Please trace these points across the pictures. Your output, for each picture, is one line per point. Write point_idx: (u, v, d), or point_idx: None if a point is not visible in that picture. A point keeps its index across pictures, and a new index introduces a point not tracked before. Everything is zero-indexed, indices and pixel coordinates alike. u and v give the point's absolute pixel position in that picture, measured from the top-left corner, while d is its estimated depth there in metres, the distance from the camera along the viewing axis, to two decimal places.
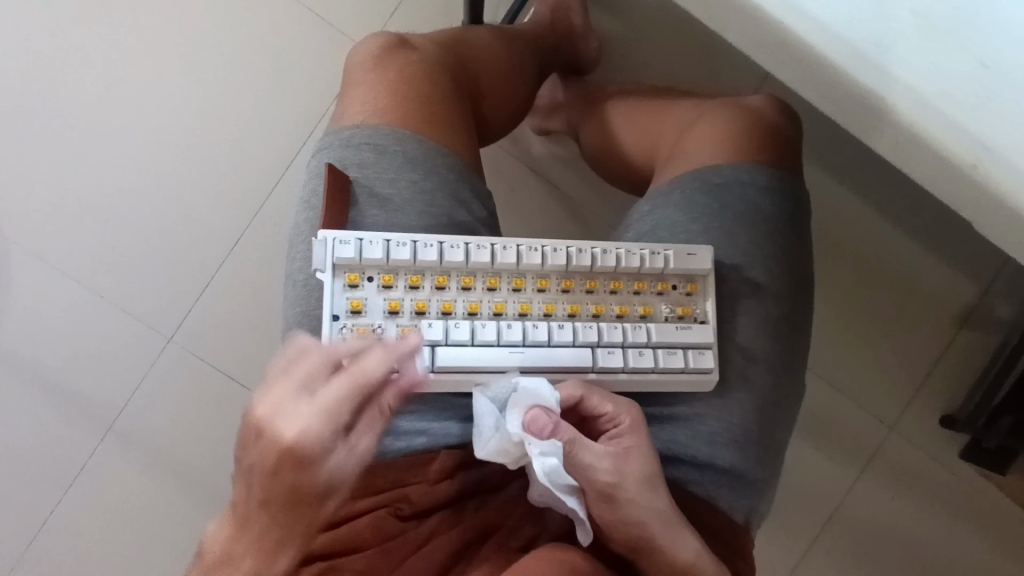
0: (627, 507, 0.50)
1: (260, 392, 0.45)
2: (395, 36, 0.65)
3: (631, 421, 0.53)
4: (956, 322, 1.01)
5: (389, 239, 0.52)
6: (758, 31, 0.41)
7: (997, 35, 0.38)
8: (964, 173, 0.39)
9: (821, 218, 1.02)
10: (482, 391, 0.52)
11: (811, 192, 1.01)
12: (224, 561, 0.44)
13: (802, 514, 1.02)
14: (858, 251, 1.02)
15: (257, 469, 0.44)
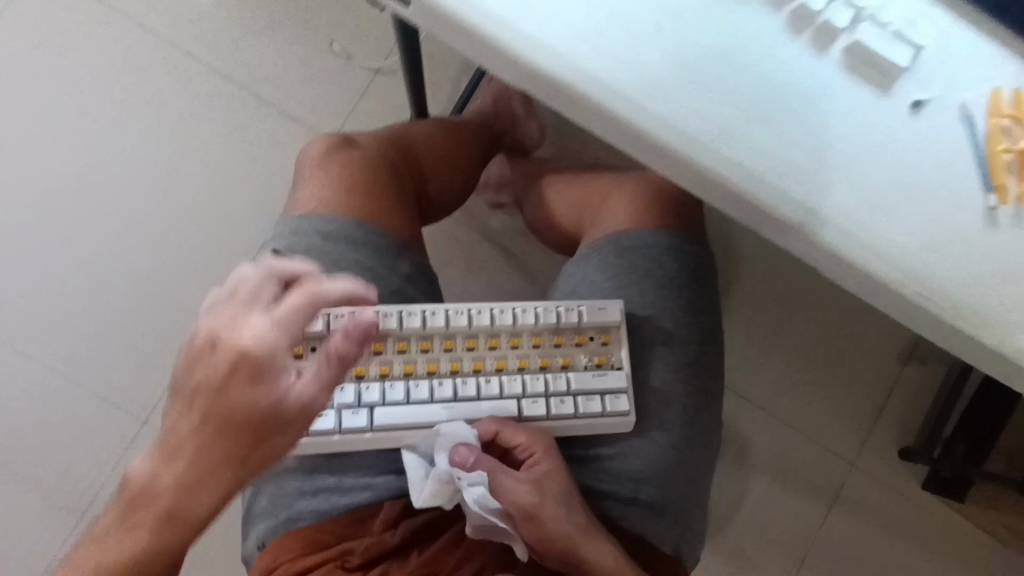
0: (549, 524, 0.59)
1: (210, 312, 0.41)
2: (340, 135, 0.75)
3: (544, 449, 0.61)
4: (901, 360, 1.17)
5: (329, 312, 0.59)
6: (614, 126, 0.46)
7: (808, 120, 0.46)
8: (797, 232, 0.46)
9: (769, 282, 1.16)
10: (409, 452, 0.60)
11: (758, 260, 1.15)
12: (148, 495, 0.40)
13: (782, 550, 1.15)
14: (806, 309, 1.16)
15: (202, 389, 0.40)
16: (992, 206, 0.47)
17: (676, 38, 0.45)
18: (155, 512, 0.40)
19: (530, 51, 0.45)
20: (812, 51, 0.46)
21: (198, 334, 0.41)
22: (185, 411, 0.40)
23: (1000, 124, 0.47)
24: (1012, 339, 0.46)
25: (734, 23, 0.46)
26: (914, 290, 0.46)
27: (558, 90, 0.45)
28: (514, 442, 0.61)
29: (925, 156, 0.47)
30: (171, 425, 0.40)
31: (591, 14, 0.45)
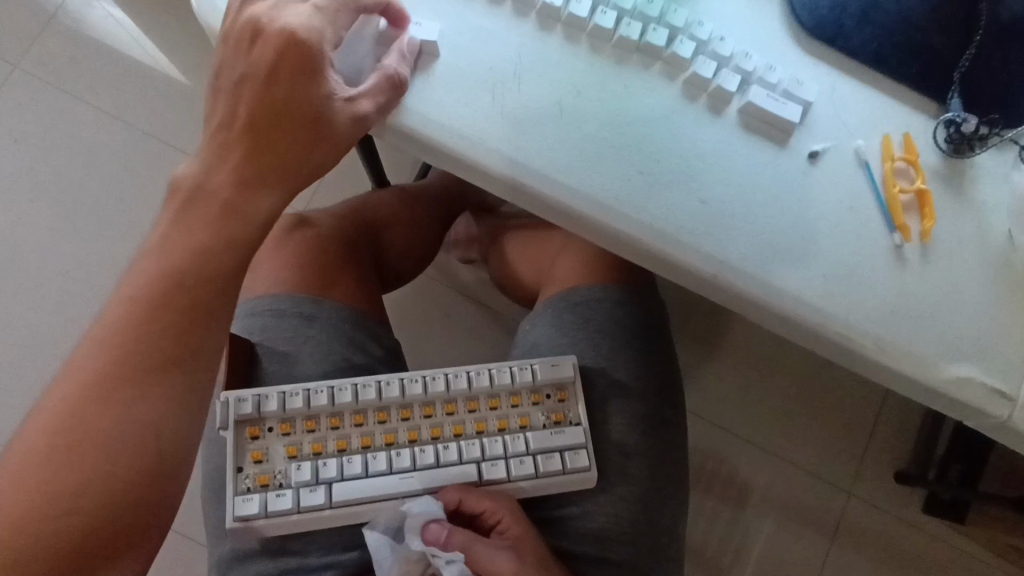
0: None
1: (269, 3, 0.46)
2: (296, 216, 0.78)
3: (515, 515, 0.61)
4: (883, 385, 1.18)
5: (283, 390, 0.60)
6: (531, 198, 0.49)
7: (710, 180, 0.49)
8: (712, 284, 0.48)
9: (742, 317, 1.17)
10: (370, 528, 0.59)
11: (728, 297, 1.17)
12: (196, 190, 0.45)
13: None
14: (782, 341, 1.17)
15: (246, 85, 0.46)
16: (899, 243, 0.49)
17: (578, 112, 0.49)
18: (211, 198, 0.45)
19: (443, 136, 0.48)
20: (708, 115, 0.50)
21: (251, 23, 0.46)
22: (234, 103, 0.46)
23: (895, 167, 0.50)
24: (935, 370, 0.48)
25: (631, 94, 0.50)
26: (834, 328, 0.48)
27: (473, 169, 0.48)
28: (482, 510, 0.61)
29: (828, 201, 0.49)
30: (226, 118, 0.46)
31: (497, 98, 0.49)
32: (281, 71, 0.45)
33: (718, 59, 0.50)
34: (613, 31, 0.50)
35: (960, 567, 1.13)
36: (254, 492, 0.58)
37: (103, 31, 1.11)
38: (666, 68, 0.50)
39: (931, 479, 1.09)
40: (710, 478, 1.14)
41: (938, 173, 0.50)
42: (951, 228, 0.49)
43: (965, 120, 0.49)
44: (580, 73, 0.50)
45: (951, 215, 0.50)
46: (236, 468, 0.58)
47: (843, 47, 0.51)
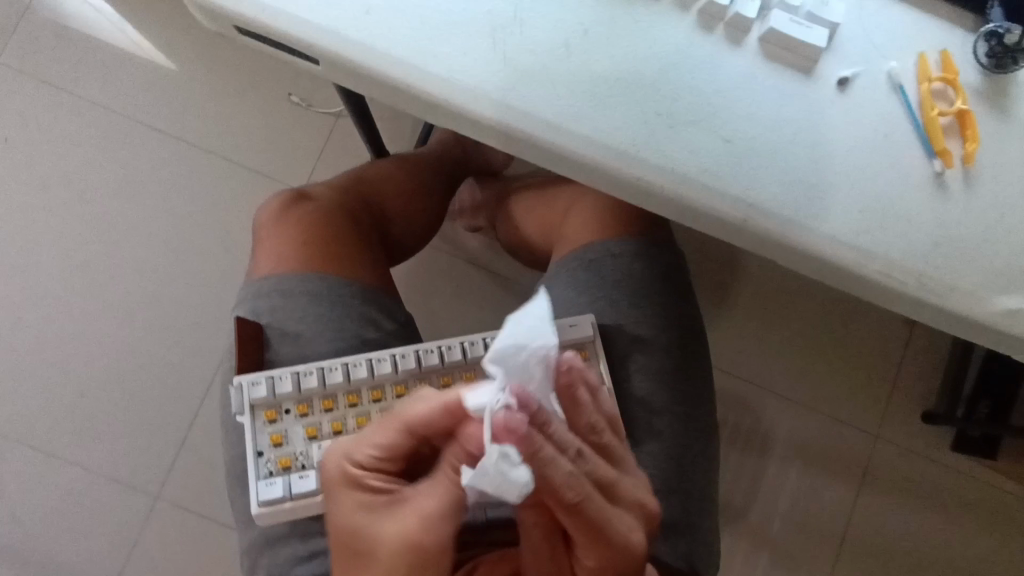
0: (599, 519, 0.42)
1: (343, 509, 0.45)
2: (294, 192, 0.75)
3: (625, 558, 0.43)
4: (908, 324, 1.15)
5: (297, 371, 0.59)
6: (541, 149, 0.46)
7: (734, 116, 0.46)
8: (741, 228, 0.45)
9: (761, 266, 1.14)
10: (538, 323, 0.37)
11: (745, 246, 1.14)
12: None
13: (817, 544, 1.11)
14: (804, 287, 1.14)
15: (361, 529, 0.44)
16: (940, 170, 0.45)
17: (588, 52, 0.46)
18: None
19: (445, 90, 0.45)
20: (727, 45, 0.46)
21: (346, 533, 0.45)
22: (353, 504, 0.45)
23: (932, 88, 0.46)
24: (981, 303, 0.45)
25: (644, 29, 0.46)
26: (873, 267, 0.45)
27: (481, 124, 0.45)
28: (610, 529, 0.42)
29: (860, 131, 0.46)
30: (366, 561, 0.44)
31: (497, 44, 0.45)
32: (342, 513, 0.45)
33: None
34: None
35: (992, 500, 1.13)
36: (277, 476, 0.57)
37: (93, 26, 1.18)
38: None
39: (961, 418, 1.06)
40: (737, 432, 1.13)
41: (979, 91, 0.46)
42: (995, 150, 0.46)
43: (1008, 29, 0.45)
44: (585, 10, 0.46)
45: (996, 135, 0.46)
46: (256, 453, 0.57)
47: None
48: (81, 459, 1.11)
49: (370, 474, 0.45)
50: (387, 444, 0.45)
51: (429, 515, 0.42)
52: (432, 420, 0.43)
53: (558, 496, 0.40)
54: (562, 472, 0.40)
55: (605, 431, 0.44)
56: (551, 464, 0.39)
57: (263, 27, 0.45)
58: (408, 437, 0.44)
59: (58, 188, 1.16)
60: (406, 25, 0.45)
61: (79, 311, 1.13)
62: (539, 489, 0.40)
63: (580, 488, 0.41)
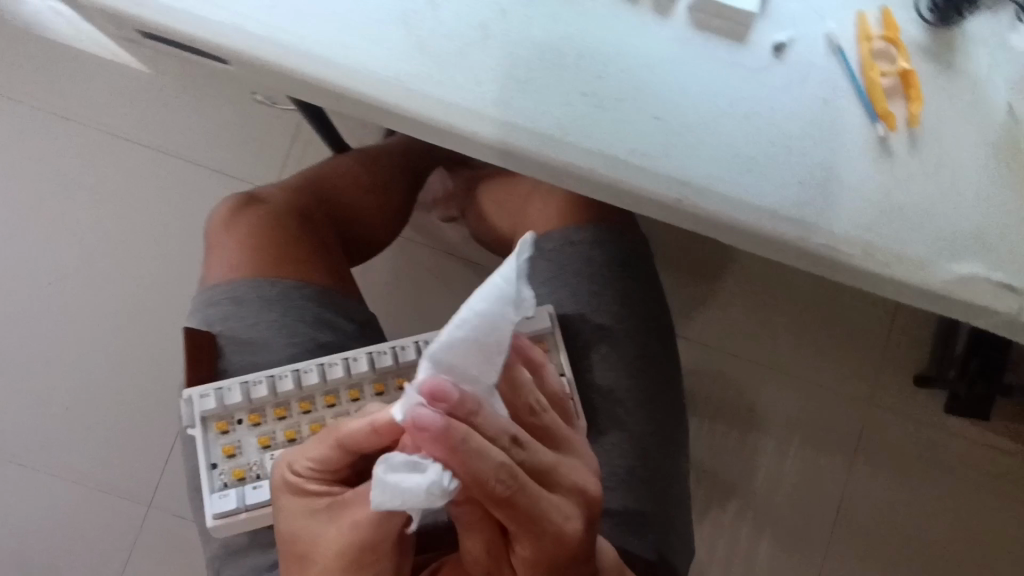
0: (534, 511, 0.39)
1: (286, 516, 0.44)
2: (244, 195, 0.74)
3: (562, 550, 0.41)
4: None
5: (246, 380, 0.57)
6: (465, 139, 0.44)
7: (664, 91, 0.43)
8: (678, 208, 0.43)
9: None
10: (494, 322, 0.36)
11: None
12: None
13: (811, 516, 1.10)
14: None
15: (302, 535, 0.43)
16: (883, 134, 0.43)
17: (507, 34, 0.43)
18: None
19: (358, 82, 0.43)
20: (654, 17, 0.44)
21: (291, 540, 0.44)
22: (297, 511, 0.44)
23: (871, 49, 0.43)
24: (931, 271, 0.43)
25: (566, 6, 0.44)
26: (818, 240, 0.43)
27: (399, 116, 0.43)
28: (545, 520, 0.39)
29: (798, 98, 0.44)
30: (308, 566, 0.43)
31: (411, 31, 0.43)
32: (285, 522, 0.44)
33: None
34: None
35: (988, 460, 1.11)
36: (230, 488, 0.55)
37: None
38: None
39: (953, 377, 1.06)
40: (724, 407, 1.11)
41: (922, 48, 0.44)
42: (941, 110, 0.43)
43: None
44: None
45: (942, 93, 0.44)
46: (209, 466, 0.56)
47: None
48: (72, 475, 1.11)
49: (308, 484, 0.44)
50: (322, 458, 0.43)
51: (364, 530, 0.40)
52: (362, 435, 0.40)
53: (487, 489, 0.37)
54: (494, 463, 0.37)
55: (546, 413, 0.43)
56: (478, 455, 0.36)
57: (166, 29, 0.43)
58: (342, 451, 0.42)
59: (24, 203, 1.14)
60: (313, 17, 0.43)
61: (55, 326, 1.13)
62: (466, 481, 0.37)
63: (511, 479, 0.38)
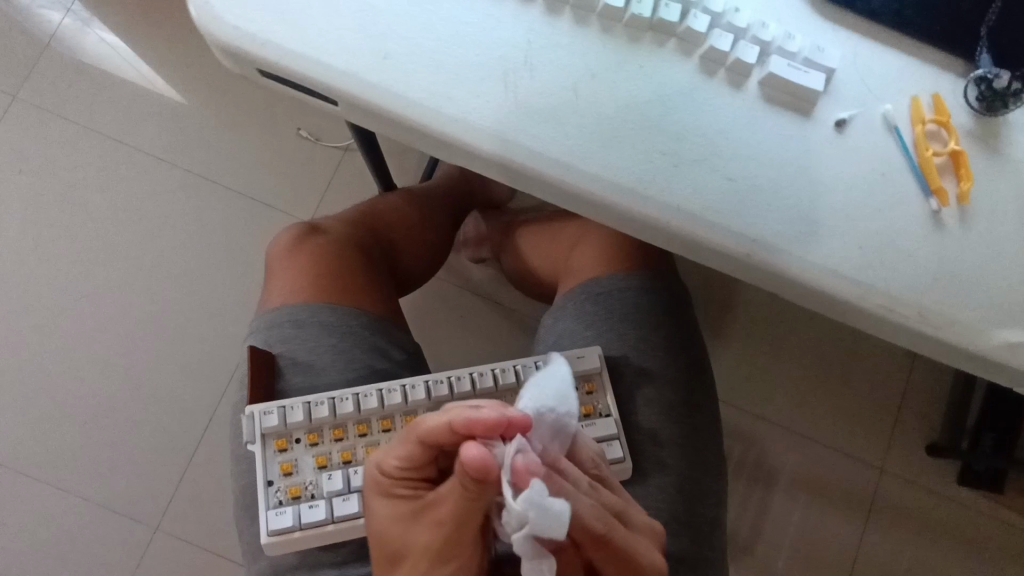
0: (629, 550, 0.41)
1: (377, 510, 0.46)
2: (305, 225, 0.77)
3: None
4: (908, 355, 1.15)
5: (308, 401, 0.59)
6: (552, 185, 0.47)
7: (735, 156, 0.48)
8: (745, 262, 0.47)
9: (760, 300, 1.16)
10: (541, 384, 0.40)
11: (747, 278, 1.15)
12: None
13: None
14: (807, 317, 1.15)
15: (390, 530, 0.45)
16: (936, 208, 0.47)
17: (595, 96, 0.48)
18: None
19: (460, 131, 0.47)
20: (728, 90, 0.48)
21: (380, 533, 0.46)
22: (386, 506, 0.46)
23: (925, 130, 0.48)
24: (981, 336, 0.46)
25: (649, 74, 0.48)
26: (875, 301, 0.46)
27: (493, 163, 0.48)
28: (638, 557, 0.41)
29: (858, 170, 0.48)
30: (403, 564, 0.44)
31: (509, 87, 0.47)
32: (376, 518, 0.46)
33: (735, 31, 0.48)
34: (624, 10, 0.48)
35: (1002, 535, 1.11)
36: (287, 505, 0.57)
37: (102, 57, 1.22)
38: (680, 44, 0.49)
39: (966, 451, 1.06)
40: (742, 464, 1.12)
41: (970, 134, 0.48)
42: (988, 190, 0.48)
43: (996, 75, 0.47)
44: (592, 56, 0.48)
45: (987, 175, 0.48)
46: (267, 482, 0.57)
47: (863, 8, 0.49)
48: (82, 490, 1.10)
49: (394, 482, 0.45)
50: (409, 455, 0.44)
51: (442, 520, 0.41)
52: (439, 432, 0.41)
53: (590, 530, 0.39)
54: (582, 506, 0.39)
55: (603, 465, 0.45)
56: (572, 499, 0.39)
57: (289, 71, 0.47)
58: (422, 447, 0.43)
59: (70, 218, 1.18)
60: (422, 70, 0.47)
61: (85, 340, 1.14)
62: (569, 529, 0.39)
63: (604, 518, 0.40)
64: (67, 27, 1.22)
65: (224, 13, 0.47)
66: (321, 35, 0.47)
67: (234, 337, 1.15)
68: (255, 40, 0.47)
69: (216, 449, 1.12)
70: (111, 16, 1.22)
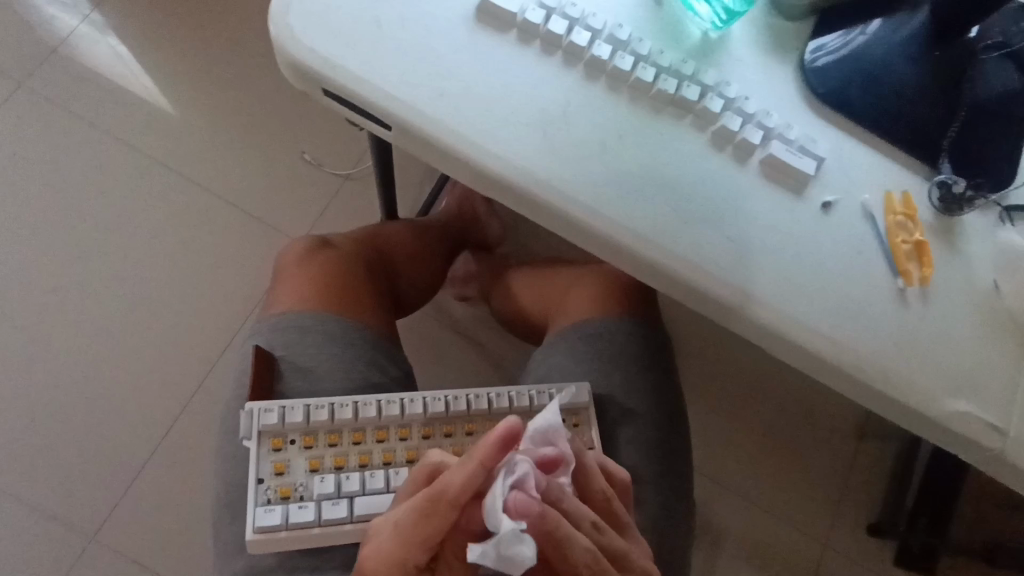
0: None
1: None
2: (318, 238, 0.80)
3: None
4: (856, 435, 1.22)
5: (308, 403, 0.61)
6: (574, 225, 0.53)
7: (737, 220, 0.54)
8: (738, 314, 0.53)
9: (727, 365, 1.22)
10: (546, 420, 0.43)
11: (716, 343, 1.22)
12: None
13: None
14: (767, 387, 1.22)
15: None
16: (901, 287, 0.54)
17: (620, 152, 0.54)
18: None
19: (500, 167, 0.52)
20: (733, 163, 0.55)
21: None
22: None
23: (896, 220, 0.56)
24: (934, 402, 0.52)
25: (668, 140, 0.55)
26: (846, 361, 0.53)
27: (525, 198, 0.53)
28: None
29: (839, 247, 0.55)
30: None
31: (546, 135, 0.53)
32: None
33: (743, 115, 0.55)
34: (652, 84, 0.55)
35: None
36: (275, 504, 0.57)
37: (105, 66, 1.24)
38: (696, 119, 0.55)
39: (902, 529, 1.12)
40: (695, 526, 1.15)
41: (933, 229, 0.56)
42: (945, 276, 0.55)
43: (955, 181, 0.56)
44: (621, 118, 0.55)
45: (945, 264, 0.55)
46: (257, 480, 0.58)
47: (849, 111, 0.58)
48: (19, 488, 1.04)
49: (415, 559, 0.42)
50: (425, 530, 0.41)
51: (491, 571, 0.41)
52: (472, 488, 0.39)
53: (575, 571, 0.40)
54: (581, 547, 0.40)
55: (612, 499, 0.47)
56: (568, 539, 0.40)
57: (352, 94, 0.52)
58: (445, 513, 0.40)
59: (59, 209, 1.17)
60: (472, 110, 0.53)
61: (52, 334, 1.11)
62: (562, 561, 0.40)
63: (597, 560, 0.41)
64: (78, 32, 1.24)
65: (301, 36, 0.52)
66: (385, 67, 0.53)
67: (207, 346, 1.14)
68: (326, 63, 0.52)
69: (169, 460, 1.08)
70: (135, 25, 1.26)
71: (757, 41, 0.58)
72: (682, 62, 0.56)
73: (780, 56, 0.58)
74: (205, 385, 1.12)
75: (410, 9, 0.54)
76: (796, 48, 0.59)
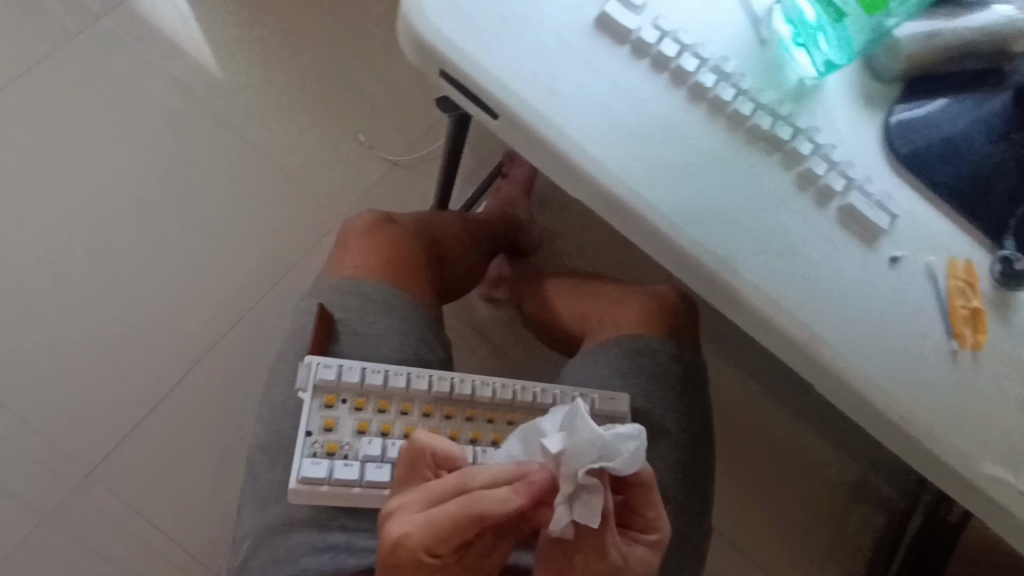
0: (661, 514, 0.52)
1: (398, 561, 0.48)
2: (383, 214, 0.82)
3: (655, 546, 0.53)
4: (852, 498, 1.22)
5: (364, 366, 0.62)
6: (657, 236, 0.55)
7: (810, 258, 0.57)
8: (800, 348, 0.55)
9: (735, 407, 1.24)
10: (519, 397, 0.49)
11: (728, 385, 1.24)
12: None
13: None
14: (772, 435, 1.23)
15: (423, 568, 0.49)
16: (955, 347, 0.56)
17: (709, 175, 0.57)
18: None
19: (598, 171, 0.55)
20: (813, 204, 0.58)
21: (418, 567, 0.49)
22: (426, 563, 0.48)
23: (958, 285, 0.58)
24: (971, 463, 0.54)
25: (755, 172, 0.57)
26: (895, 410, 0.54)
27: (614, 204, 0.55)
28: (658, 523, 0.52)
29: (900, 302, 0.57)
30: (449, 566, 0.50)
31: (644, 148, 0.56)
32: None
33: (829, 162, 0.58)
34: (748, 118, 0.58)
35: None
36: (321, 458, 0.59)
37: (177, 24, 1.27)
38: (785, 158, 0.58)
39: None
40: None
41: (990, 299, 0.58)
42: (997, 346, 0.57)
43: (1017, 258, 0.58)
44: (715, 144, 0.57)
45: (998, 334, 0.58)
46: (306, 432, 0.59)
47: (926, 175, 0.60)
48: (31, 412, 1.05)
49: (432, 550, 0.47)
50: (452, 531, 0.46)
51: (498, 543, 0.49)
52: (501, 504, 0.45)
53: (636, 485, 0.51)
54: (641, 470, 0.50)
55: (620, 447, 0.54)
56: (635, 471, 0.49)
57: (469, 78, 0.55)
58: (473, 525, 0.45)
59: (115, 148, 1.19)
60: (579, 112, 0.55)
61: (90, 266, 1.13)
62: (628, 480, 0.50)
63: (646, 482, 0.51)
64: None
65: (431, 17, 0.55)
66: (503, 59, 0.55)
67: (236, 304, 1.15)
68: (449, 46, 0.55)
69: (179, 407, 1.09)
70: None
71: (850, 95, 0.61)
72: (778, 102, 0.59)
73: (868, 113, 0.61)
74: (227, 341, 1.13)
75: (534, 10, 0.57)
76: (885, 108, 0.62)
